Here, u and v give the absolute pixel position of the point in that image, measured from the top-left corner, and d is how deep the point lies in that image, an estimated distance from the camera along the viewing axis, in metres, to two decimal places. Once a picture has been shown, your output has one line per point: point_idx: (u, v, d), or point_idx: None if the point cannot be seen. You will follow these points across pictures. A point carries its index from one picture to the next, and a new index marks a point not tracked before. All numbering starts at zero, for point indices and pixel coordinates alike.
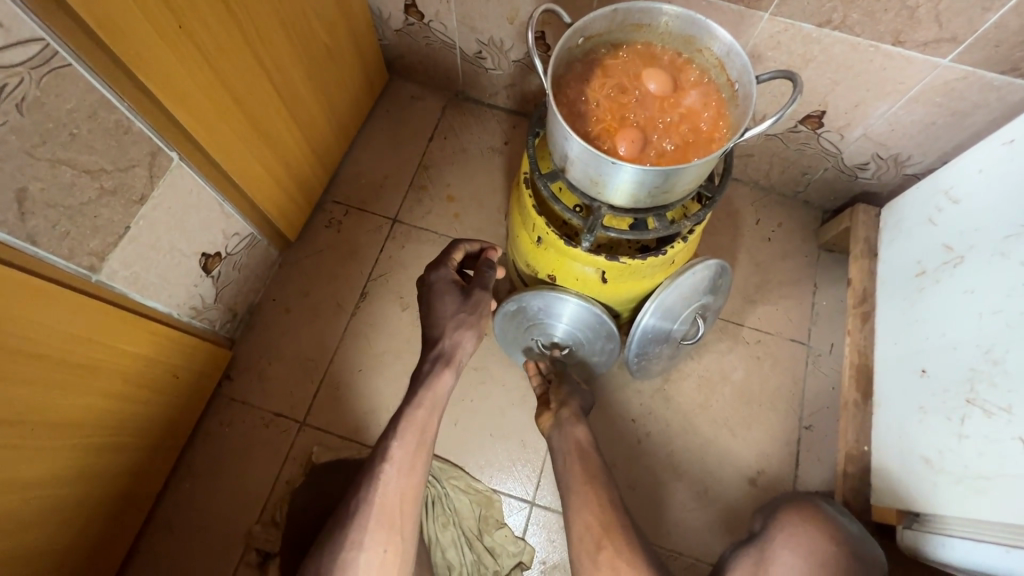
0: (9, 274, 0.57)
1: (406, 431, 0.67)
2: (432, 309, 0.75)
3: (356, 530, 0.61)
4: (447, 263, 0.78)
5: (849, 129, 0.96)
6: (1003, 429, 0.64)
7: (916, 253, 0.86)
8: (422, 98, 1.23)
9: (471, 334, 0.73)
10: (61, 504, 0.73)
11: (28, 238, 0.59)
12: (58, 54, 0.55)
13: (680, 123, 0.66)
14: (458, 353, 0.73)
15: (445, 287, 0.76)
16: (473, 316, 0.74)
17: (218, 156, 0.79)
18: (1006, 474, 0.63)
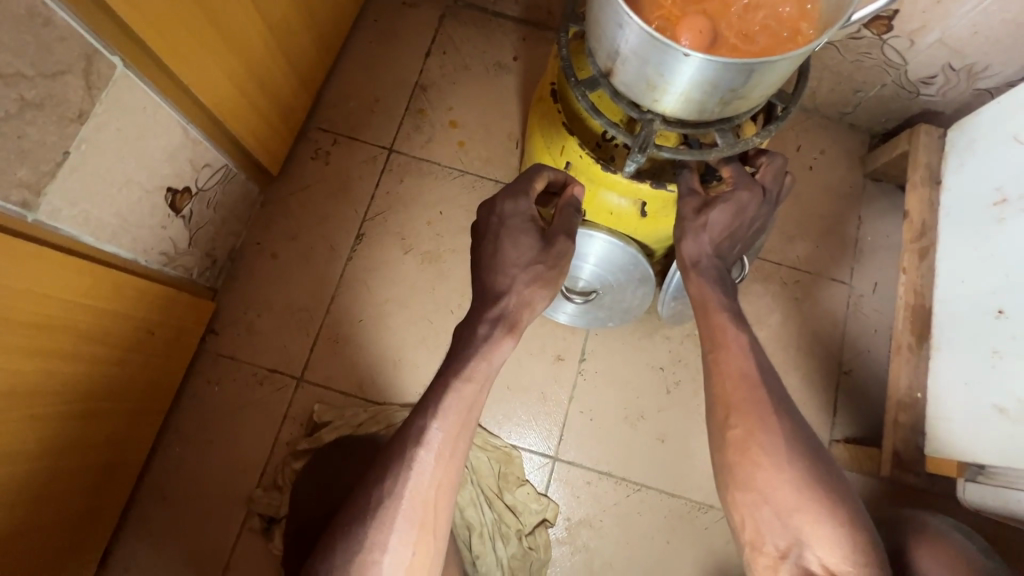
0: None
1: (449, 411, 0.54)
2: (500, 252, 0.62)
3: (378, 529, 0.50)
4: (528, 197, 0.64)
5: (922, 33, 0.82)
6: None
7: (995, 178, 0.75)
8: (416, 4, 1.05)
9: (545, 293, 0.62)
10: (27, 478, 0.64)
11: None
12: None
13: (757, 10, 0.52)
14: (524, 316, 0.61)
15: (522, 227, 0.62)
16: (550, 272, 0.61)
17: (174, 65, 0.64)
18: None
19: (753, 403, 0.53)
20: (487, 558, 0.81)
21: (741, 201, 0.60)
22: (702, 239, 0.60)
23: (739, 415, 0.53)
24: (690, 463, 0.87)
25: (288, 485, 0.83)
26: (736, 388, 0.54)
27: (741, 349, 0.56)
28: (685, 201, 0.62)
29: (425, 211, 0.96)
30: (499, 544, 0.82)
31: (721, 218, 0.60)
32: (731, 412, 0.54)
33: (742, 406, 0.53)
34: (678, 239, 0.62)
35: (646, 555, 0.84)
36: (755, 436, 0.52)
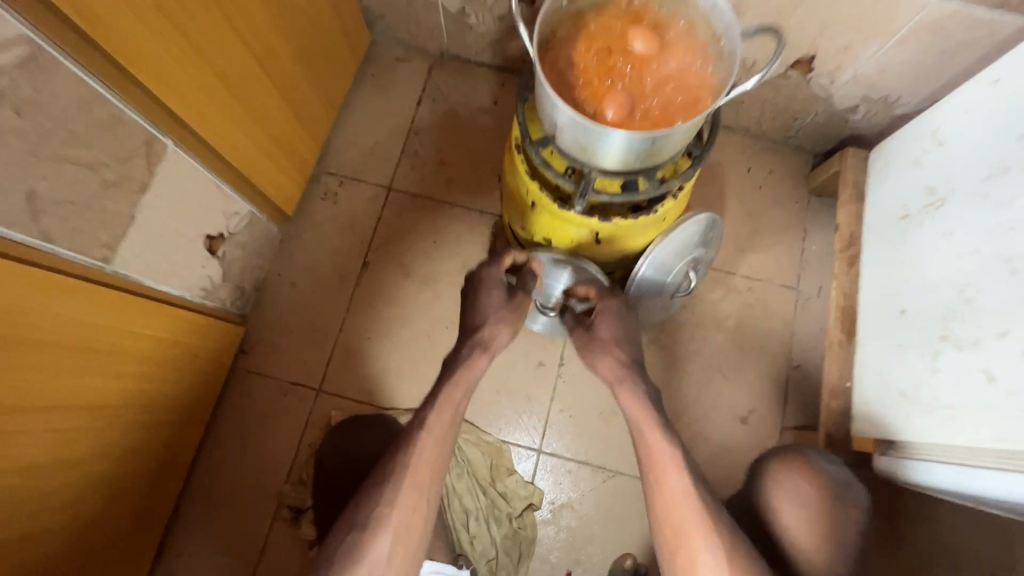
0: (20, 270, 0.58)
1: (442, 406, 0.70)
2: (478, 302, 0.75)
3: (391, 488, 0.65)
4: (499, 262, 0.77)
5: (839, 72, 0.95)
6: (971, 362, 0.70)
7: (902, 196, 0.88)
8: (408, 59, 1.21)
9: (506, 333, 0.76)
10: (99, 477, 0.78)
11: (45, 236, 0.61)
12: (47, 53, 0.55)
13: (667, 83, 0.66)
14: (495, 343, 0.75)
15: (495, 283, 0.76)
16: (516, 316, 0.76)
17: (209, 136, 0.78)
18: (979, 404, 0.68)
19: (697, 527, 0.71)
20: (483, 536, 0.95)
21: (607, 308, 0.82)
22: (614, 363, 0.80)
23: (686, 537, 0.71)
24: None
25: (313, 480, 0.98)
26: (677, 510, 0.72)
27: (680, 473, 0.73)
28: (578, 335, 0.84)
29: (422, 242, 1.11)
30: (493, 525, 0.96)
31: (610, 331, 0.81)
32: (678, 532, 0.71)
33: (684, 528, 0.71)
34: (594, 367, 0.82)
35: (619, 533, 0.97)
36: (698, 555, 0.70)
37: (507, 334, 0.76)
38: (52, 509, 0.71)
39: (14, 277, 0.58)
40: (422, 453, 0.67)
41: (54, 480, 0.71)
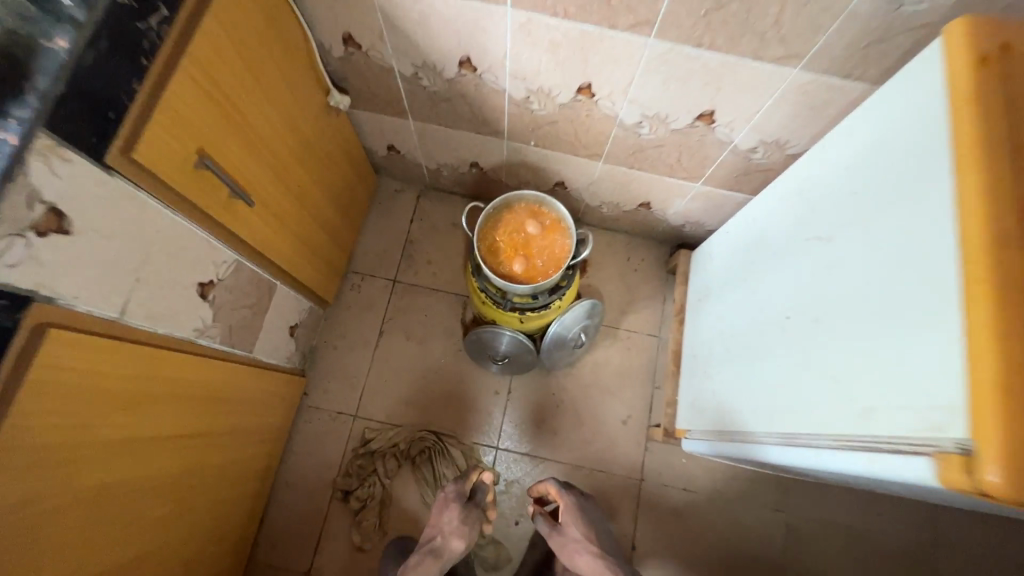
0: (211, 360, 1.11)
1: None
2: (436, 520, 1.22)
3: None
4: (461, 486, 1.25)
5: (667, 209, 1.59)
6: (706, 386, 1.32)
7: (699, 287, 1.52)
8: (403, 191, 1.82)
9: (460, 541, 1.17)
10: (245, 474, 1.36)
11: (232, 345, 1.21)
12: (243, 261, 1.15)
13: (545, 249, 1.29)
14: (445, 548, 1.16)
15: (451, 503, 1.22)
16: (460, 527, 1.18)
17: (294, 274, 1.39)
18: (706, 406, 1.31)
19: None
20: None
21: (565, 504, 1.24)
22: (585, 552, 1.16)
23: None
24: (569, 444, 1.62)
25: (355, 473, 1.57)
26: None
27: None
28: (554, 539, 1.21)
29: (419, 317, 1.71)
30: None
31: (572, 528, 1.20)
32: None
33: None
34: (576, 562, 1.16)
35: None
36: None
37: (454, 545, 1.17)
38: (228, 492, 1.29)
39: (207, 361, 1.10)
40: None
41: (229, 477, 1.28)
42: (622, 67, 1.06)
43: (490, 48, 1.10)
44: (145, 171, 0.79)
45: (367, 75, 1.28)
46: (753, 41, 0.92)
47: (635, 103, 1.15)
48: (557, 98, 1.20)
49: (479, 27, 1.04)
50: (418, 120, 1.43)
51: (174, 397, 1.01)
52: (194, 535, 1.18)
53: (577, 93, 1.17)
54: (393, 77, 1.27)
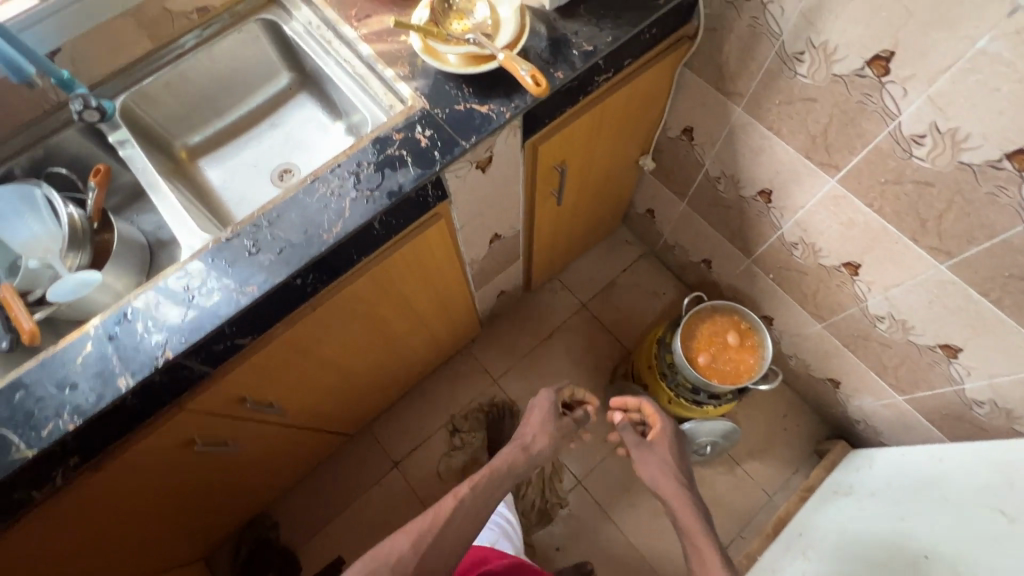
0: (463, 289, 1.48)
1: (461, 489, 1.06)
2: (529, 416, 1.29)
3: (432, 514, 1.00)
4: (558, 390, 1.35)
5: (851, 399, 1.62)
6: (796, 564, 1.35)
7: (840, 483, 1.53)
8: (631, 245, 2.10)
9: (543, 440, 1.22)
10: (415, 370, 1.72)
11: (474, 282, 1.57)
12: (519, 234, 1.51)
13: (732, 361, 1.44)
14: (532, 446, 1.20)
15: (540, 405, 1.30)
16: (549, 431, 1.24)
17: (532, 258, 1.73)
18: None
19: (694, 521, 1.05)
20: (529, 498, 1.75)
21: (659, 427, 1.27)
22: (669, 472, 1.18)
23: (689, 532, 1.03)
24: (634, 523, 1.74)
25: (471, 421, 1.86)
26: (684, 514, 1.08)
27: (679, 497, 1.12)
28: (641, 452, 1.25)
29: (584, 343, 1.96)
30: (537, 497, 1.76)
31: (662, 450, 1.24)
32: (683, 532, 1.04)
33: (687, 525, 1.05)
34: (657, 480, 1.19)
35: (592, 547, 1.72)
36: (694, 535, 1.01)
37: (546, 441, 1.22)
38: (402, 374, 1.66)
39: (462, 289, 1.47)
40: (478, 487, 1.07)
41: (410, 363, 1.63)
42: (899, 270, 1.18)
43: (795, 195, 1.29)
44: (533, 156, 1.16)
45: (679, 158, 1.56)
46: None
47: (888, 301, 1.26)
48: (822, 258, 1.35)
49: (798, 179, 1.25)
50: (690, 205, 1.68)
51: (436, 297, 1.38)
52: (374, 385, 1.55)
53: (842, 265, 1.31)
54: (699, 170, 1.53)
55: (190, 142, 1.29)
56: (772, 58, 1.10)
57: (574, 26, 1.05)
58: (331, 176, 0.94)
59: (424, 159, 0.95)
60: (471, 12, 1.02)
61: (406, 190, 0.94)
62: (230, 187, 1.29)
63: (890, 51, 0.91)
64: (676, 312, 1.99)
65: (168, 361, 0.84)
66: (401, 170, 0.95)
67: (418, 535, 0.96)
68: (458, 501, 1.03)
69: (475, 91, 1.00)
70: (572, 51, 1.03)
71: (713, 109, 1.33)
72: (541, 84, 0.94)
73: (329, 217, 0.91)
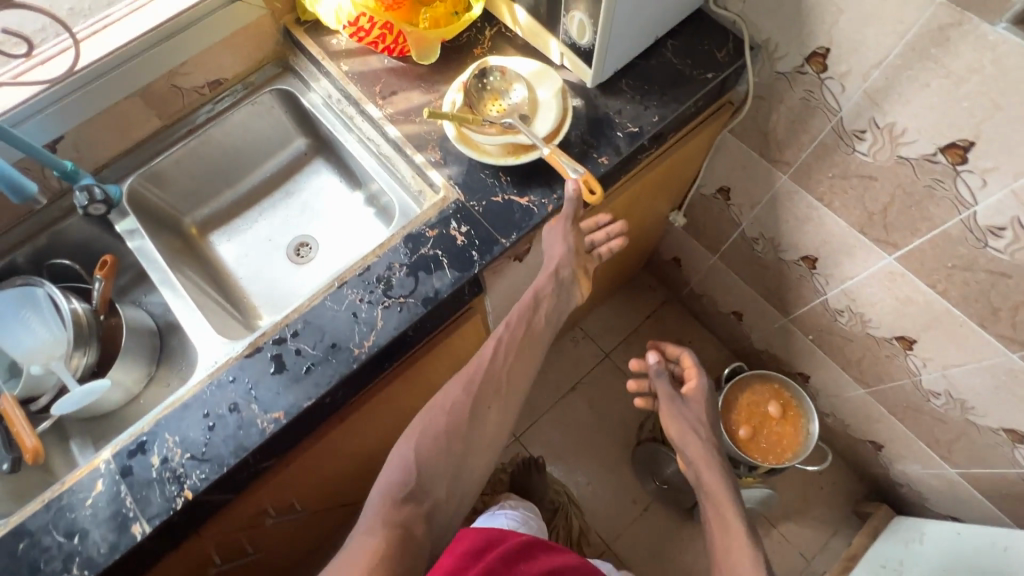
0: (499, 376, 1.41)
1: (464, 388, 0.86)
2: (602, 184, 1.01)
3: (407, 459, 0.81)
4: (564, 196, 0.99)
5: (894, 462, 1.55)
6: None
7: (887, 556, 1.45)
8: (654, 289, 2.02)
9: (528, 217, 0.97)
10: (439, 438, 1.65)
11: None
12: None
13: (776, 436, 1.36)
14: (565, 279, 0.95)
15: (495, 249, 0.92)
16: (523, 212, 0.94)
17: None
18: None
19: (727, 517, 0.94)
20: None
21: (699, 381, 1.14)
22: (700, 437, 1.07)
23: (724, 516, 0.95)
24: None
25: None
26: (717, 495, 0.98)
27: (713, 476, 1.01)
28: (674, 406, 1.12)
29: (609, 396, 1.89)
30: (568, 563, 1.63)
31: (699, 407, 1.12)
32: (715, 509, 0.97)
33: (722, 506, 0.96)
34: (686, 442, 1.07)
35: None
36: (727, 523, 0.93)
37: (571, 262, 0.92)
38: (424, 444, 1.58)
39: None
40: (511, 352, 0.89)
41: None
42: (960, 351, 1.11)
43: (844, 265, 1.22)
44: None
45: (712, 213, 1.49)
46: None
47: (946, 378, 1.18)
48: (871, 328, 1.27)
49: (849, 251, 1.18)
50: (721, 259, 1.61)
51: None
52: None
53: (895, 337, 1.23)
54: (734, 228, 1.46)
55: (200, 217, 1.21)
56: (828, 132, 1.03)
57: (616, 105, 0.99)
58: (360, 281, 0.87)
59: (462, 260, 0.88)
60: (506, 95, 0.95)
61: (444, 295, 0.86)
62: (245, 264, 1.21)
63: (969, 141, 0.83)
64: (703, 361, 1.92)
65: (188, 501, 0.76)
66: (437, 272, 0.87)
67: (472, 375, 0.87)
68: (495, 352, 0.88)
69: (514, 181, 0.93)
70: (616, 133, 0.96)
71: (755, 172, 1.26)
72: (593, 190, 0.91)
73: (361, 330, 0.84)
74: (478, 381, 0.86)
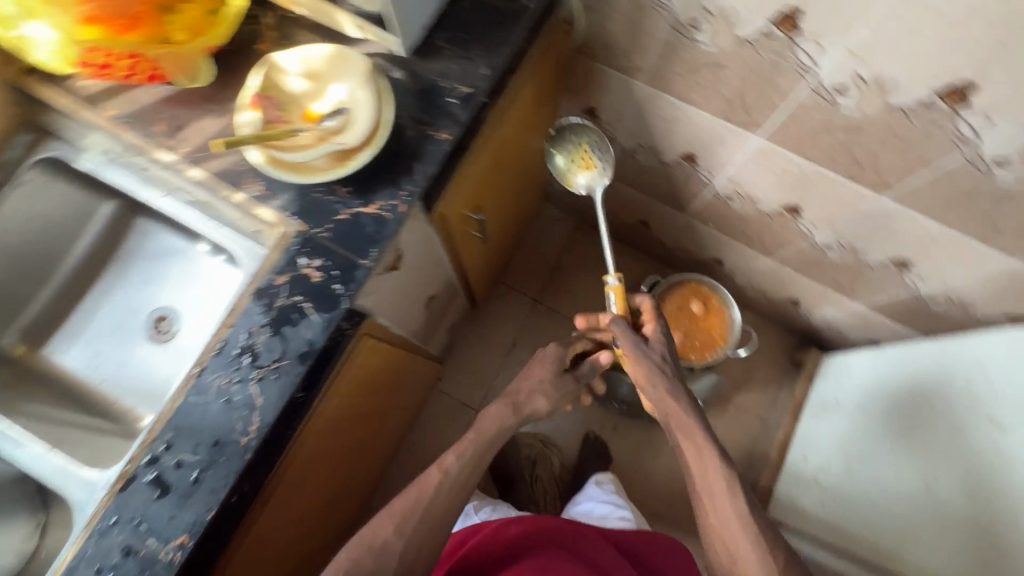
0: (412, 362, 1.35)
1: (395, 504, 0.85)
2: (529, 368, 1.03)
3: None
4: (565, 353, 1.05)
5: (813, 312, 1.66)
6: (816, 495, 1.40)
7: (825, 396, 1.60)
8: (562, 219, 1.99)
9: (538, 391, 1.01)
10: (392, 442, 1.60)
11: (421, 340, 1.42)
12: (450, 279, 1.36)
13: (704, 332, 1.40)
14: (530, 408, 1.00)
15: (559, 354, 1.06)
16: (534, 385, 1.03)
17: (473, 286, 1.59)
18: (815, 511, 1.39)
19: (694, 439, 0.89)
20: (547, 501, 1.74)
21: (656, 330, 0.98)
22: (661, 376, 0.93)
23: (688, 439, 0.89)
24: (656, 491, 1.76)
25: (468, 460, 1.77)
26: (678, 417, 0.91)
27: (694, 443, 0.89)
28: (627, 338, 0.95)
29: (550, 339, 1.89)
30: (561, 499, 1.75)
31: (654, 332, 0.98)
32: (679, 434, 0.91)
33: (693, 434, 0.89)
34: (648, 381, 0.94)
35: None
36: (697, 433, 0.89)
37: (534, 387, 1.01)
38: (382, 455, 1.53)
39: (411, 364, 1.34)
40: (465, 455, 0.91)
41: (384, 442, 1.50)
42: (838, 205, 1.15)
43: (721, 154, 1.21)
44: (444, 220, 0.98)
45: None
46: (985, 229, 0.99)
47: (835, 232, 1.24)
48: (761, 205, 1.30)
49: (720, 140, 1.16)
50: (612, 177, 1.58)
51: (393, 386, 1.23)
52: (359, 483, 1.41)
53: (783, 208, 1.26)
54: (613, 144, 1.41)
55: (21, 329, 1.03)
56: (665, 29, 0.96)
57: (438, 65, 0.87)
58: (221, 361, 0.76)
59: (326, 299, 0.78)
60: (592, 153, 1.15)
61: (321, 342, 0.77)
62: (103, 364, 1.04)
63: (795, 7, 0.80)
64: (628, 274, 1.93)
65: None
66: (303, 321, 0.77)
67: (402, 512, 0.83)
68: (438, 481, 0.87)
69: (354, 188, 0.82)
70: (448, 100, 0.86)
71: (611, 86, 1.19)
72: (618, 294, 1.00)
73: (240, 415, 0.74)
74: (415, 514, 0.83)
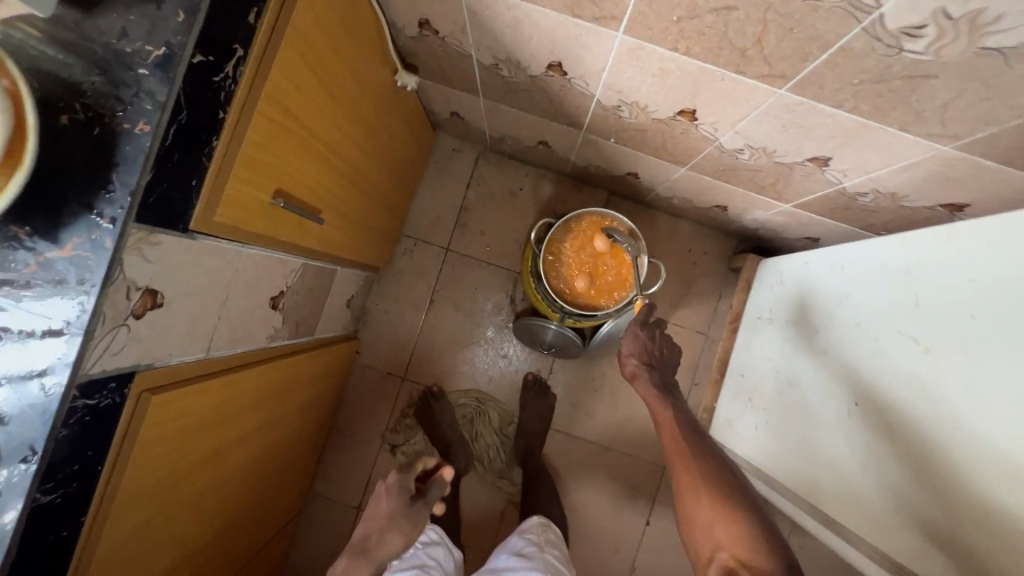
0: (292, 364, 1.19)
1: None
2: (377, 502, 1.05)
3: None
4: (406, 479, 1.06)
5: (743, 215, 1.47)
6: (753, 420, 1.32)
7: (759, 307, 1.47)
8: (462, 150, 1.73)
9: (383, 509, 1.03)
10: (312, 433, 1.51)
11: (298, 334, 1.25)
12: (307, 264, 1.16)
13: (612, 269, 1.25)
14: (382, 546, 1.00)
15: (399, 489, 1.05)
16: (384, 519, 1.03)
17: (356, 257, 1.38)
18: (753, 437, 1.30)
19: (694, 464, 0.87)
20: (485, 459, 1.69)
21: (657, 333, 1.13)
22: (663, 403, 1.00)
23: (686, 471, 0.87)
24: (600, 426, 1.70)
25: (404, 430, 1.69)
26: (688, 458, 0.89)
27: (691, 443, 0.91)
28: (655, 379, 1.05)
29: (469, 289, 1.72)
30: (502, 453, 1.69)
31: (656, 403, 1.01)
32: (680, 455, 0.90)
33: (683, 459, 0.89)
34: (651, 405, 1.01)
35: (574, 469, 1.69)
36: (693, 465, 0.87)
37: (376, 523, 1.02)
38: (300, 452, 1.44)
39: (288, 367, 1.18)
40: None
41: (296, 441, 1.39)
42: (733, 105, 0.92)
43: (588, 60, 0.95)
44: (226, 227, 0.75)
45: (441, 57, 1.14)
46: (905, 115, 0.77)
47: (740, 134, 1.02)
48: (652, 112, 1.06)
49: (580, 42, 0.90)
50: (489, 99, 1.31)
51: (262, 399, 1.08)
52: (273, 490, 1.33)
53: (678, 114, 1.02)
54: (470, 62, 1.13)
55: None
56: None
57: (113, 20, 0.61)
58: None
59: (34, 385, 0.60)
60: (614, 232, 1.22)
61: (44, 441, 0.61)
62: None
63: None
64: (543, 201, 1.71)
65: None
66: (14, 418, 0.60)
67: None
68: None
69: (38, 228, 0.60)
70: (138, 72, 0.60)
71: None
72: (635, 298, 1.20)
73: None
74: None
